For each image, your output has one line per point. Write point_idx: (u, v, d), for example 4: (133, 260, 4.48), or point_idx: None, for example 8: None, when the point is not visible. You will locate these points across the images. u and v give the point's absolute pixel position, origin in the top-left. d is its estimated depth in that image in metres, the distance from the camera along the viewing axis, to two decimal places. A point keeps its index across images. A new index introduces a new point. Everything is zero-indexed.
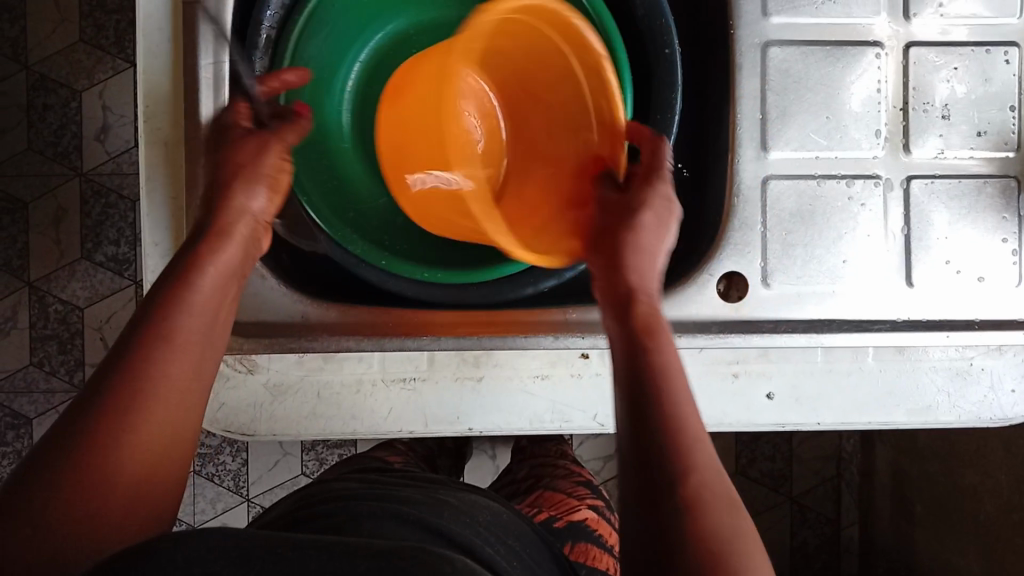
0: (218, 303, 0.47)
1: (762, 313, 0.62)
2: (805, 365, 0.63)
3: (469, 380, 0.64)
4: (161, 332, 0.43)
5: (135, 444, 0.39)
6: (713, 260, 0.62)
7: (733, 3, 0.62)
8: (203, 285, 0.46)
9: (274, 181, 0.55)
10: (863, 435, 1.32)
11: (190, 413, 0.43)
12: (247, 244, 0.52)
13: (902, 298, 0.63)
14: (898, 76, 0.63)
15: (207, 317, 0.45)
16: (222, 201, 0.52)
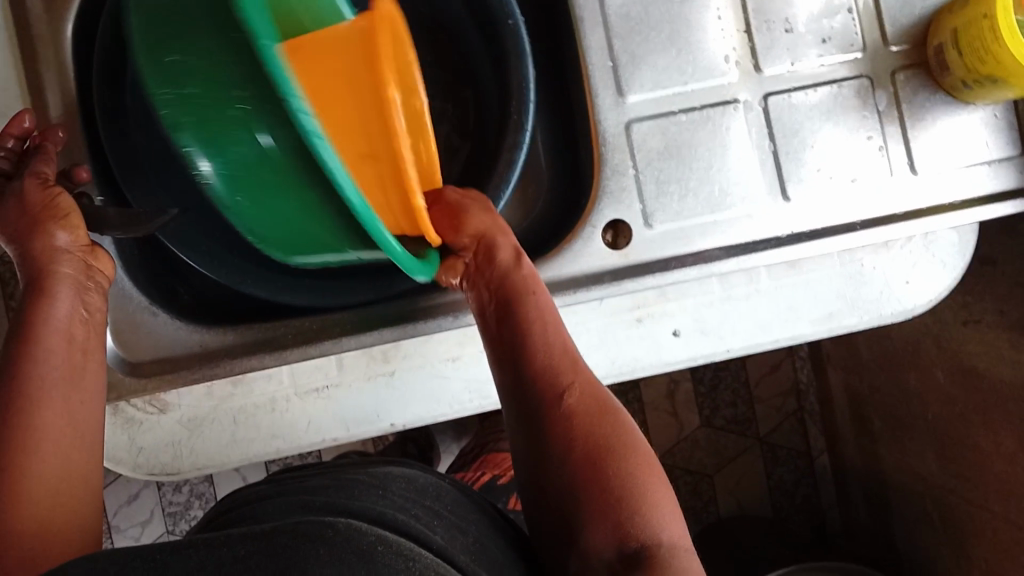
0: (68, 340, 0.50)
1: (651, 253, 0.63)
2: (705, 296, 0.64)
3: (382, 376, 0.64)
4: (23, 386, 0.47)
5: (35, 492, 0.45)
6: (593, 212, 0.63)
7: None
8: (54, 319, 0.50)
9: (68, 213, 0.52)
10: (815, 363, 1.34)
11: (74, 444, 0.48)
12: (81, 281, 0.53)
13: (783, 214, 0.63)
14: (735, 0, 0.64)
15: (61, 357, 0.49)
16: (27, 247, 0.51)
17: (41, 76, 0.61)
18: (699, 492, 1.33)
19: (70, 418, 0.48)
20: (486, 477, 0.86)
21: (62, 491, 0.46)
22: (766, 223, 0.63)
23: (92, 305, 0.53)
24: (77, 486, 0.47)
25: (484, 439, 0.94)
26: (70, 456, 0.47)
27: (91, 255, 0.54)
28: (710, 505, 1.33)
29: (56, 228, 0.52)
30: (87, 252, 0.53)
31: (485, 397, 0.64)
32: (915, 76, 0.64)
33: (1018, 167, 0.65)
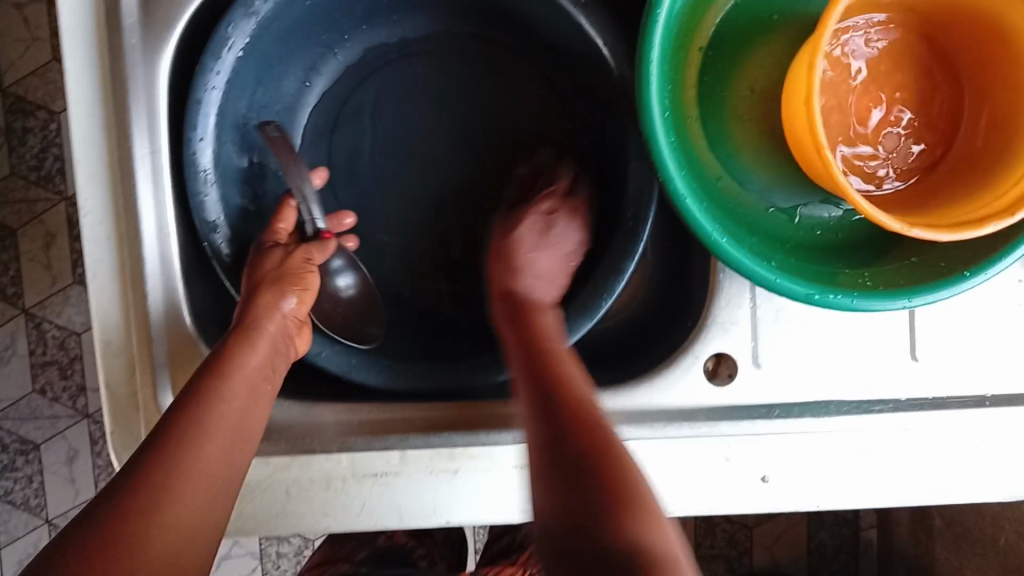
0: (250, 395, 0.52)
1: (756, 395, 0.57)
2: (806, 447, 0.58)
3: (444, 473, 0.60)
4: (198, 414, 0.49)
5: (183, 509, 0.45)
6: (697, 341, 0.57)
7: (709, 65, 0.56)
8: (243, 365, 0.52)
9: (301, 281, 0.58)
10: None
11: (221, 484, 0.48)
12: (276, 341, 0.55)
13: (908, 373, 0.57)
14: None
15: (242, 400, 0.51)
16: (250, 299, 0.55)
17: (128, 112, 0.57)
18: (735, 542, 1.29)
19: (226, 458, 0.48)
20: None
21: (196, 518, 0.45)
22: (886, 380, 0.57)
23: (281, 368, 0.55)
24: (210, 519, 0.46)
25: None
26: (206, 501, 0.46)
27: (299, 327, 0.58)
28: (744, 557, 1.29)
29: (291, 293, 0.57)
30: (297, 324, 0.58)
31: None
32: None
33: None
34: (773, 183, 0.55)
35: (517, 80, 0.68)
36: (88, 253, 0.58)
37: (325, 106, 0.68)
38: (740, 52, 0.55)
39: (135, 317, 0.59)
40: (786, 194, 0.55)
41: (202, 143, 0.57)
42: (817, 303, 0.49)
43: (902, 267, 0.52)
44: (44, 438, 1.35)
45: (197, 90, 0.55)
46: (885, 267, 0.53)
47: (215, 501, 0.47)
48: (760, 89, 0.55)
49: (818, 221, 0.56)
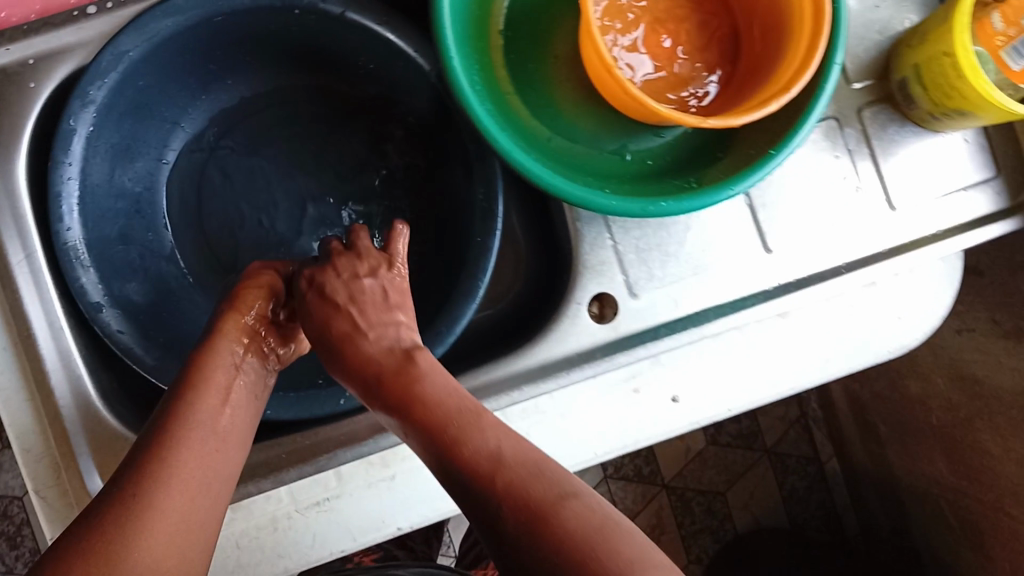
0: (211, 425, 0.48)
1: (641, 322, 0.62)
2: (702, 359, 0.63)
3: (382, 481, 0.62)
4: (180, 419, 0.47)
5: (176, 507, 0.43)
6: (575, 289, 0.62)
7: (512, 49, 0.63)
8: (200, 399, 0.49)
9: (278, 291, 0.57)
10: None
11: (214, 484, 0.46)
12: (220, 389, 0.50)
13: (765, 265, 0.63)
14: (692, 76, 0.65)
15: (213, 417, 0.48)
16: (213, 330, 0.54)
17: None
18: (713, 512, 1.32)
19: (211, 464, 0.47)
20: None
21: (191, 518, 0.44)
22: (750, 277, 0.63)
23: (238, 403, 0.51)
24: (203, 525, 0.45)
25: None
26: (201, 502, 0.45)
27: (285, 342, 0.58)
28: (726, 524, 1.32)
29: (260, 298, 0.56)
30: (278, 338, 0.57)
31: None
32: (883, 111, 0.65)
33: (997, 189, 0.65)
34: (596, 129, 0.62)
35: (362, 111, 0.73)
36: None
37: (182, 180, 0.71)
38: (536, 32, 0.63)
39: (50, 417, 0.60)
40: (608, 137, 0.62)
41: (71, 232, 0.60)
42: (653, 214, 0.55)
43: (729, 162, 0.59)
44: None
45: (55, 184, 0.59)
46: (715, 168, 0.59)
47: (204, 495, 0.45)
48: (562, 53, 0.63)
49: (645, 153, 0.62)
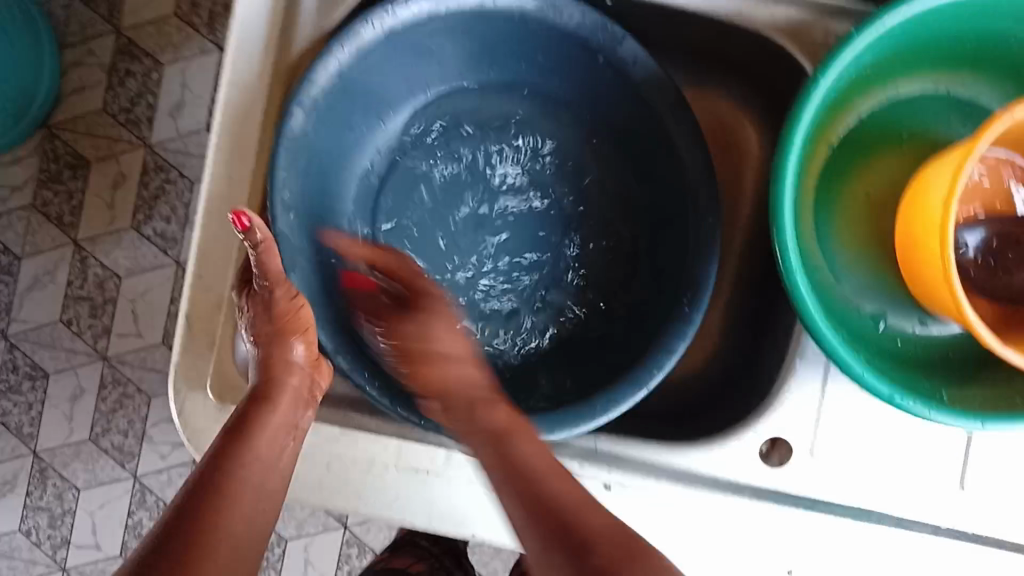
0: (269, 464, 0.52)
1: (803, 485, 0.59)
2: (837, 551, 0.59)
3: (482, 485, 0.61)
4: (235, 456, 0.51)
5: (227, 526, 0.47)
6: (759, 420, 0.59)
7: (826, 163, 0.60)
8: (262, 435, 0.53)
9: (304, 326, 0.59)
10: None
11: (258, 513, 0.50)
12: (289, 411, 0.55)
13: (953, 501, 0.59)
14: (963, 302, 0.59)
15: (270, 452, 0.52)
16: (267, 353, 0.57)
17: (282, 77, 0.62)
18: None
19: (258, 498, 0.50)
20: None
21: (240, 538, 0.47)
22: (932, 504, 0.59)
23: (306, 421, 0.57)
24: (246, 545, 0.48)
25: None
26: (245, 528, 0.48)
27: (316, 369, 0.59)
28: None
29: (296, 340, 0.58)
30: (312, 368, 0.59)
31: None
32: None
33: None
34: (864, 286, 0.59)
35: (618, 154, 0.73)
36: (207, 190, 0.61)
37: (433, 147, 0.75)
38: (861, 159, 0.60)
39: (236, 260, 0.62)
40: (873, 298, 0.59)
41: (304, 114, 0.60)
42: (893, 402, 0.51)
43: (981, 391, 0.54)
44: (56, 370, 1.36)
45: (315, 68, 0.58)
46: (969, 387, 0.55)
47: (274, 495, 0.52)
48: (874, 196, 0.59)
49: (902, 332, 0.59)
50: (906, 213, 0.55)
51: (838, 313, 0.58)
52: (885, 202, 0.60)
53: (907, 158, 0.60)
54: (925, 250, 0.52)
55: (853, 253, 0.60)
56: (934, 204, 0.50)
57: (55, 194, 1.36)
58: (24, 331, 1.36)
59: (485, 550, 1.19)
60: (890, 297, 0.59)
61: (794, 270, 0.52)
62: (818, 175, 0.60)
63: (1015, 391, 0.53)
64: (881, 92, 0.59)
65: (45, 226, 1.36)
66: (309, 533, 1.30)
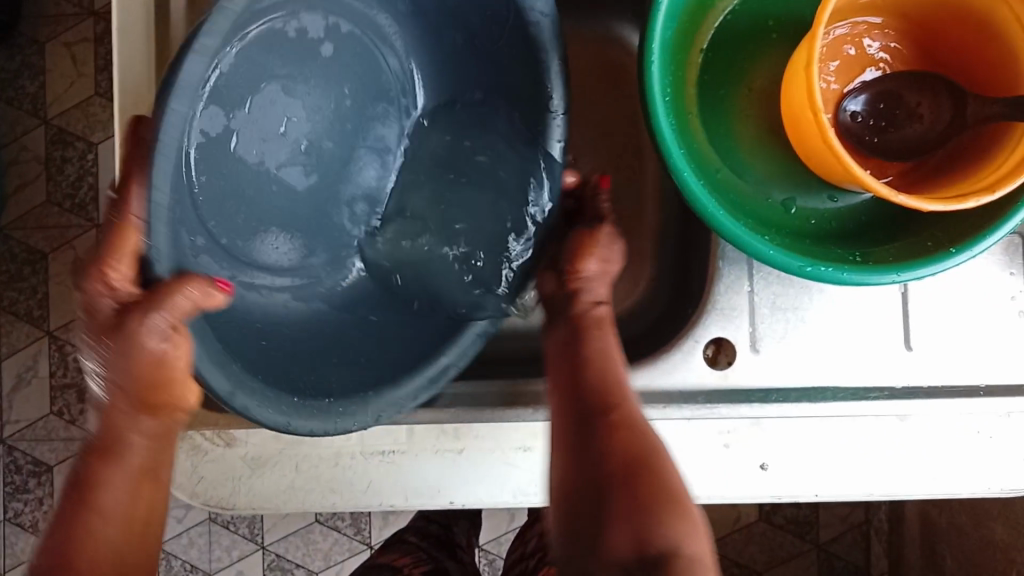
0: (149, 462, 0.51)
1: (753, 380, 0.59)
2: (801, 435, 0.59)
3: (449, 453, 0.62)
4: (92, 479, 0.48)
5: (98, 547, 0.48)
6: (697, 326, 0.60)
7: (707, 68, 0.61)
8: (135, 441, 0.50)
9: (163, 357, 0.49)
10: (898, 499, 1.24)
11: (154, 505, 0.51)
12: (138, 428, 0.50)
13: (901, 361, 0.60)
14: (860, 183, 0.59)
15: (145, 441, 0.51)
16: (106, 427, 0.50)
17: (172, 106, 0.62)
18: None
19: (123, 517, 0.49)
20: None
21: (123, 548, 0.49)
22: (882, 368, 0.59)
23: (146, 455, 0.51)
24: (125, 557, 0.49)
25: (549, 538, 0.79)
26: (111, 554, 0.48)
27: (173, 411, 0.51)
28: None
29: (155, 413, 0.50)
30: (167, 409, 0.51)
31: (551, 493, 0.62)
32: None
33: None
34: (771, 178, 0.60)
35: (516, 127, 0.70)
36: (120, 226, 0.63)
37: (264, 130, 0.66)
38: (739, 57, 0.61)
39: None
40: (779, 186, 0.60)
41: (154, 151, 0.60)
42: (808, 275, 0.52)
43: (899, 248, 0.55)
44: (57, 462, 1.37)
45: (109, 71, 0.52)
46: (887, 247, 0.56)
47: (147, 519, 0.50)
48: (758, 88, 0.61)
49: (815, 211, 0.60)
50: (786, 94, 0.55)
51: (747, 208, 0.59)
52: (769, 92, 0.61)
53: (782, 46, 0.61)
54: (807, 125, 0.53)
55: (755, 148, 0.60)
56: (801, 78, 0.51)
57: (20, 291, 1.37)
58: (19, 430, 1.37)
59: (507, 538, 1.20)
60: (800, 179, 0.60)
61: (683, 170, 0.53)
62: (700, 81, 0.61)
63: (928, 242, 0.54)
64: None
65: (17, 325, 1.37)
66: (337, 562, 1.30)
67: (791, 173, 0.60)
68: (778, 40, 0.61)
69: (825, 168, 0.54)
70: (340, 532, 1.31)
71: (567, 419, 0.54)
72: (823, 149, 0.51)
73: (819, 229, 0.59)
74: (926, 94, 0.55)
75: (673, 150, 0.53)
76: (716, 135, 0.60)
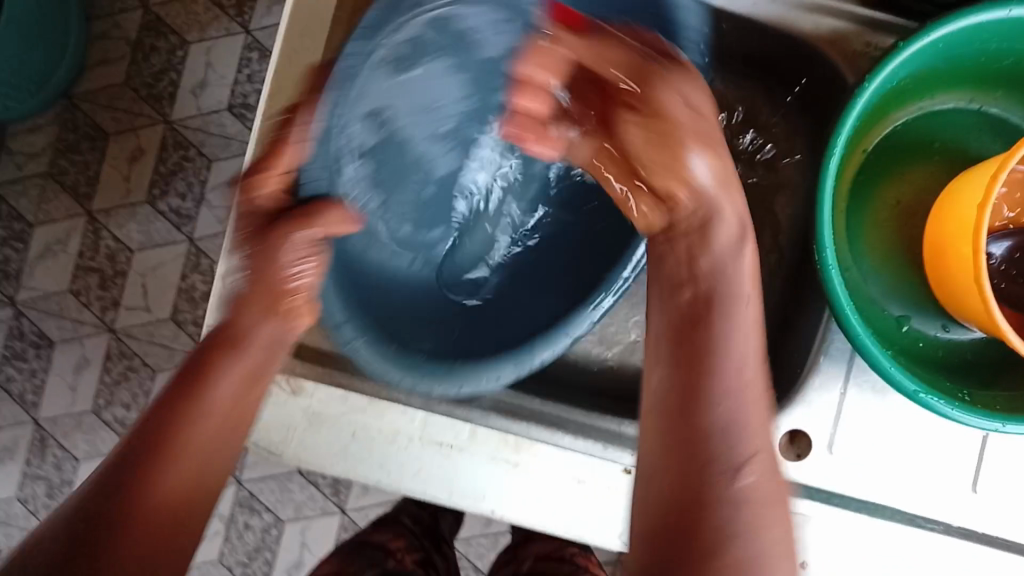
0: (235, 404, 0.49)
1: (820, 479, 0.60)
2: (846, 542, 0.61)
3: (505, 463, 0.62)
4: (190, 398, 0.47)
5: (169, 489, 0.43)
6: (781, 411, 0.60)
7: (860, 170, 0.61)
8: (223, 381, 0.48)
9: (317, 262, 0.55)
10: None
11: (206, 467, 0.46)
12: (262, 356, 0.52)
13: (963, 501, 0.60)
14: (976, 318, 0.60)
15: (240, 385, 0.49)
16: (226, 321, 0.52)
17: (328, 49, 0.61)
18: None
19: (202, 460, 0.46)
20: None
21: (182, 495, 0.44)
22: (943, 502, 0.60)
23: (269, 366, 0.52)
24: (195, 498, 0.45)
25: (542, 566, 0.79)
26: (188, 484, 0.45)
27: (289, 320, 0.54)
28: None
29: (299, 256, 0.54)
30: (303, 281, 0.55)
31: (591, 533, 0.61)
32: None
33: None
34: (888, 293, 0.61)
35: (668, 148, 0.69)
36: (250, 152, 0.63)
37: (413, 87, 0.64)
38: (893, 168, 0.62)
39: None
40: (899, 302, 0.60)
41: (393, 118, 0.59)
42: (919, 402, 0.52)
43: (1005, 395, 0.56)
44: (61, 340, 1.36)
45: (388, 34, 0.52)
46: (987, 391, 0.57)
47: (212, 466, 0.46)
48: (904, 203, 0.61)
49: (926, 335, 0.60)
50: (938, 220, 0.56)
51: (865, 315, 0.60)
52: (913, 210, 0.61)
53: (937, 170, 0.61)
54: (955, 256, 0.54)
55: (881, 261, 0.61)
56: (969, 213, 0.52)
57: (72, 163, 1.36)
58: (31, 297, 1.36)
59: (479, 542, 1.20)
60: (915, 301, 0.61)
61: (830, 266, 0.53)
62: (851, 181, 0.61)
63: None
64: (916, 104, 0.60)
65: (60, 196, 1.36)
66: (306, 516, 1.30)
67: (913, 293, 0.61)
68: (935, 163, 0.61)
69: (958, 300, 0.55)
70: (317, 489, 1.31)
71: (688, 352, 0.45)
72: (970, 284, 0.52)
73: (927, 355, 0.60)
74: None
75: (827, 244, 0.53)
76: (852, 236, 0.61)
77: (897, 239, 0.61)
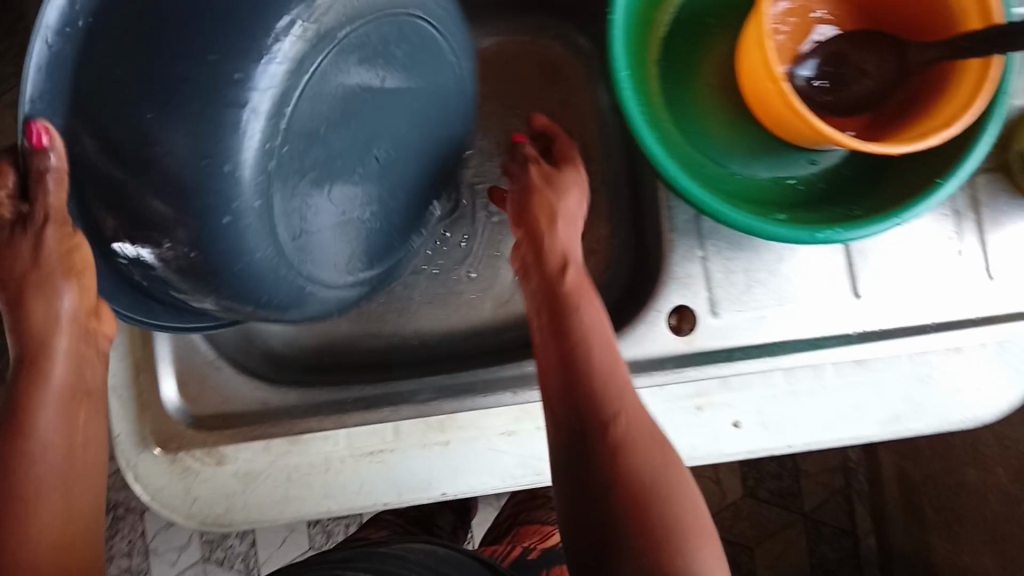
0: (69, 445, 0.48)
1: (716, 342, 0.63)
2: (769, 390, 0.62)
3: (436, 446, 0.64)
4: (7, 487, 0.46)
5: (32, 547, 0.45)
6: (659, 296, 0.63)
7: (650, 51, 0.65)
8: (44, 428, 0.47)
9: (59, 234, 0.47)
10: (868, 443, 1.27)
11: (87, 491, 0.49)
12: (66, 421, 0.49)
13: (854, 309, 0.63)
14: None
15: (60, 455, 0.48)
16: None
17: None
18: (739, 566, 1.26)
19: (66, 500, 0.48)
20: (516, 552, 0.81)
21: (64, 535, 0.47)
22: (834, 318, 0.63)
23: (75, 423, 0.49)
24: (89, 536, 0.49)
25: (518, 507, 0.89)
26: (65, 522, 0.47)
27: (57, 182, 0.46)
28: None
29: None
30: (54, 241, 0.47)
31: (539, 472, 0.64)
32: (995, 181, 0.64)
33: None
34: (752, 157, 0.64)
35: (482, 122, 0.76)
36: None
37: None
38: (695, 45, 0.66)
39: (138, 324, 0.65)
40: (742, 159, 0.64)
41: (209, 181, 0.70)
42: (820, 241, 0.56)
43: (875, 201, 0.60)
44: None
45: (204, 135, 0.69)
46: (858, 205, 0.61)
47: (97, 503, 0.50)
48: (713, 76, 0.66)
49: (785, 178, 0.64)
50: (744, 69, 0.60)
51: (717, 182, 0.64)
52: (724, 72, 0.66)
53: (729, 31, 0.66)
54: (765, 91, 0.57)
55: (730, 136, 0.65)
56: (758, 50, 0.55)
57: None
58: None
59: None
60: (779, 157, 0.64)
61: (655, 150, 0.56)
62: (660, 67, 0.66)
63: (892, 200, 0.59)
64: None
65: None
66: None
67: (760, 142, 0.64)
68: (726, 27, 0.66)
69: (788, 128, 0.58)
70: None
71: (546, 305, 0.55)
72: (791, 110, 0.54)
73: (794, 198, 0.64)
74: (867, 52, 0.60)
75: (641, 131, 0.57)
76: (684, 117, 0.65)
77: (725, 100, 0.65)
